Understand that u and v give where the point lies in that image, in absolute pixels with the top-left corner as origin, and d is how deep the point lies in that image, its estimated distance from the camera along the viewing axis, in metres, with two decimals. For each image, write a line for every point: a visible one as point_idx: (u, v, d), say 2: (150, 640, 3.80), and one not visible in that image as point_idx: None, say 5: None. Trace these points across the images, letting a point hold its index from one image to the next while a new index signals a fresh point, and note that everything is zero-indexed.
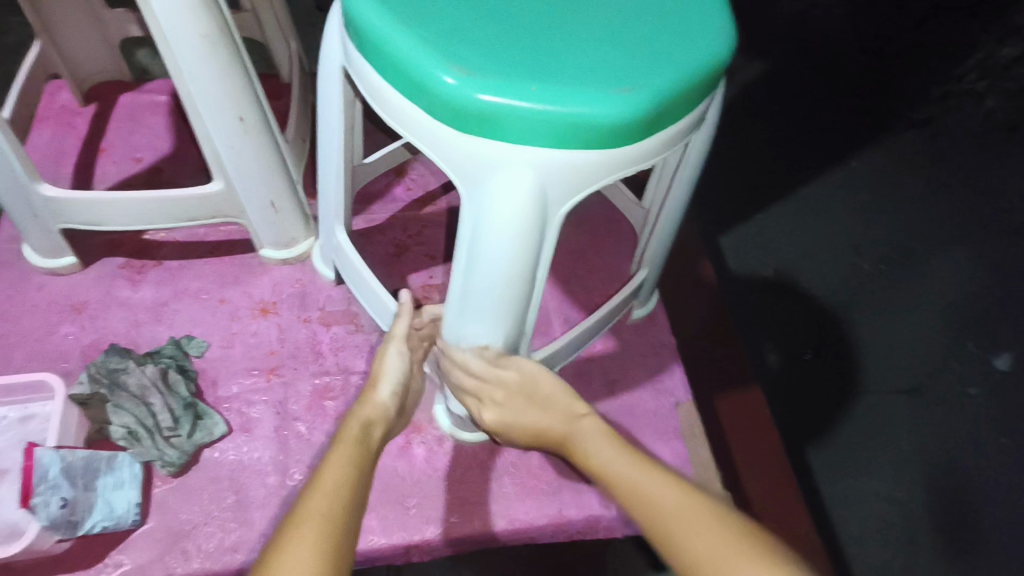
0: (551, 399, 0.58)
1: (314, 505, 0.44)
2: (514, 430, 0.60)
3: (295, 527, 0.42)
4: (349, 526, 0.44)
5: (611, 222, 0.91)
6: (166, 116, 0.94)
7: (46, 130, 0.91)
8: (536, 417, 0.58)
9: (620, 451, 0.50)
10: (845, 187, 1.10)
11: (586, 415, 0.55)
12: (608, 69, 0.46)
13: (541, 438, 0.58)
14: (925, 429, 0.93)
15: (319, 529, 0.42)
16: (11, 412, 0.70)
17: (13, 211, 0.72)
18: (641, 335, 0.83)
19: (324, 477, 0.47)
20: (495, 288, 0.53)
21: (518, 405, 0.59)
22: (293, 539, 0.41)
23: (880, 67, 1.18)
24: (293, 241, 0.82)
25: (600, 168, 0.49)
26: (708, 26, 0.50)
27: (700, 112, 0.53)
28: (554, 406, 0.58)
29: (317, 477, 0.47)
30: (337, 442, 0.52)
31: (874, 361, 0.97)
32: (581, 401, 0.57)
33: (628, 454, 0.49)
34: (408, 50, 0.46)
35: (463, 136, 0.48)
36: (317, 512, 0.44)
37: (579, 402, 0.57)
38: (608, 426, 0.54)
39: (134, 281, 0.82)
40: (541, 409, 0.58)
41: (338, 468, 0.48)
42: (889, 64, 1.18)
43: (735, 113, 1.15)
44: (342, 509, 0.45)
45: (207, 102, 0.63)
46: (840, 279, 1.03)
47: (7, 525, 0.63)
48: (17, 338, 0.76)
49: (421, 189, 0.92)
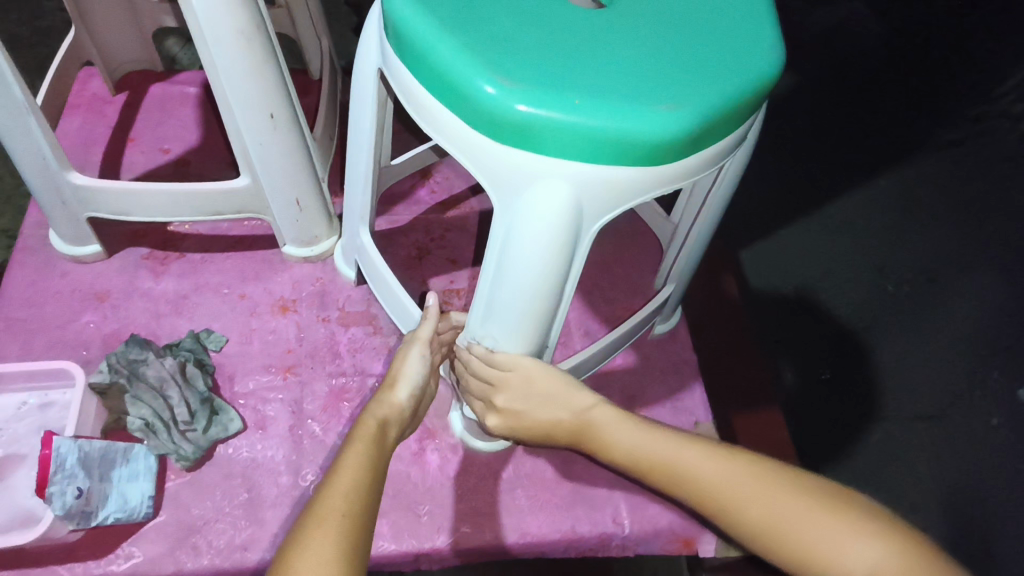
0: (552, 395, 0.58)
1: (330, 507, 0.44)
2: (523, 431, 0.61)
3: (311, 530, 0.42)
4: (364, 527, 0.44)
5: (635, 235, 0.90)
6: (196, 108, 0.94)
7: (78, 117, 0.92)
8: (543, 416, 0.59)
9: (648, 432, 0.54)
10: (872, 207, 1.08)
11: (594, 406, 0.57)
12: (653, 86, 0.46)
13: (552, 433, 0.60)
14: (947, 460, 0.90)
15: (336, 533, 0.42)
16: (32, 399, 0.70)
17: (43, 199, 0.72)
18: (661, 351, 0.82)
19: (338, 477, 0.46)
20: (522, 299, 0.52)
21: (519, 405, 0.59)
22: (310, 537, 0.41)
23: (913, 84, 1.15)
24: (315, 240, 0.82)
25: (638, 185, 0.48)
26: (755, 45, 0.50)
27: (741, 132, 0.52)
28: (559, 403, 0.58)
29: (333, 476, 0.47)
30: (351, 438, 0.52)
31: (893, 387, 0.95)
32: (584, 390, 0.58)
33: (661, 434, 0.53)
34: (449, 58, 0.46)
35: (499, 145, 0.47)
36: (334, 513, 0.43)
37: (582, 391, 0.58)
38: (618, 410, 0.56)
39: (157, 272, 0.82)
40: (545, 406, 0.58)
41: (352, 467, 0.48)
42: (923, 82, 1.15)
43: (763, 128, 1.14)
44: (357, 510, 0.44)
45: (240, 100, 0.63)
46: (862, 299, 1.02)
47: (22, 511, 0.63)
48: (39, 323, 0.77)
49: (446, 192, 0.91)
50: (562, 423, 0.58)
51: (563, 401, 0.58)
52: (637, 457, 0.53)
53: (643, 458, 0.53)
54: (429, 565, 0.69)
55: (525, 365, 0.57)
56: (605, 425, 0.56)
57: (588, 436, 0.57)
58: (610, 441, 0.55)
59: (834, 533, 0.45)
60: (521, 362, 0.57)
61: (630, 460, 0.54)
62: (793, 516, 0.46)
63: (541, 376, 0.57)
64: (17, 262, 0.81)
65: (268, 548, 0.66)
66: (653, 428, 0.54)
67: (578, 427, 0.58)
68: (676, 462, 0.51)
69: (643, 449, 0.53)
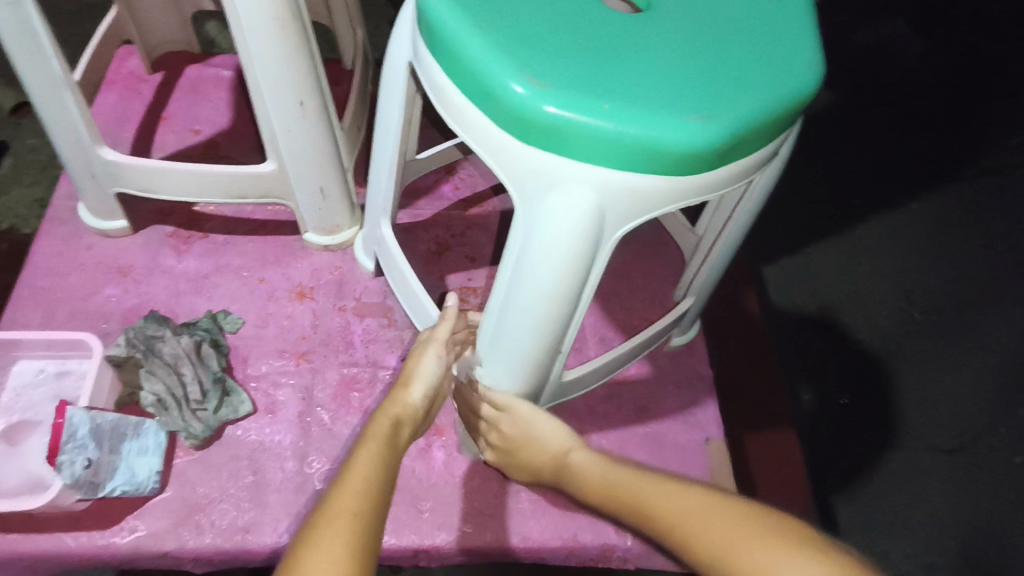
0: (540, 436, 0.61)
1: (341, 506, 0.43)
2: (513, 464, 0.65)
3: (321, 528, 0.41)
4: (373, 528, 0.43)
5: (657, 244, 0.89)
6: (228, 91, 0.95)
7: (113, 93, 0.93)
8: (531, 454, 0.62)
9: (610, 469, 0.55)
10: (901, 231, 1.05)
11: (572, 450, 0.59)
12: (687, 94, 0.45)
13: (539, 470, 0.63)
14: (966, 497, 0.87)
15: (347, 533, 0.41)
16: (49, 366, 0.71)
17: (73, 171, 0.73)
18: (677, 363, 0.81)
19: (351, 477, 0.46)
20: (537, 305, 0.52)
21: (511, 439, 0.63)
22: (321, 535, 0.41)
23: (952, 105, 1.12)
24: (336, 229, 0.82)
25: (664, 195, 0.47)
26: (795, 59, 0.48)
27: (773, 147, 0.50)
28: (544, 444, 0.61)
29: (346, 476, 0.46)
30: (365, 438, 0.51)
31: (916, 417, 0.92)
32: (567, 433, 0.60)
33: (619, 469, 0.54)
34: (481, 56, 0.45)
35: (526, 147, 0.46)
36: (345, 513, 0.43)
37: (565, 436, 0.60)
38: (593, 453, 0.58)
39: (180, 251, 0.83)
40: (532, 445, 0.62)
41: (364, 466, 0.47)
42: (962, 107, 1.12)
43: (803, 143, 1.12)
44: (367, 510, 0.44)
45: (271, 85, 0.63)
46: (887, 323, 0.99)
47: (32, 477, 0.65)
48: (62, 293, 0.78)
49: (469, 189, 0.91)
50: (545, 461, 0.62)
51: (547, 441, 0.61)
52: (602, 489, 0.55)
53: (611, 492, 0.53)
54: (427, 562, 0.68)
55: (521, 408, 0.61)
56: (578, 467, 0.58)
57: (564, 476, 0.60)
58: (580, 483, 0.57)
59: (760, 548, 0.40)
60: (518, 404, 0.61)
61: (598, 497, 0.55)
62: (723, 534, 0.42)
63: (528, 418, 0.61)
64: (46, 232, 0.82)
65: (270, 531, 0.66)
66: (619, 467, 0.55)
67: (558, 467, 0.60)
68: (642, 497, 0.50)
69: (612, 485, 0.54)
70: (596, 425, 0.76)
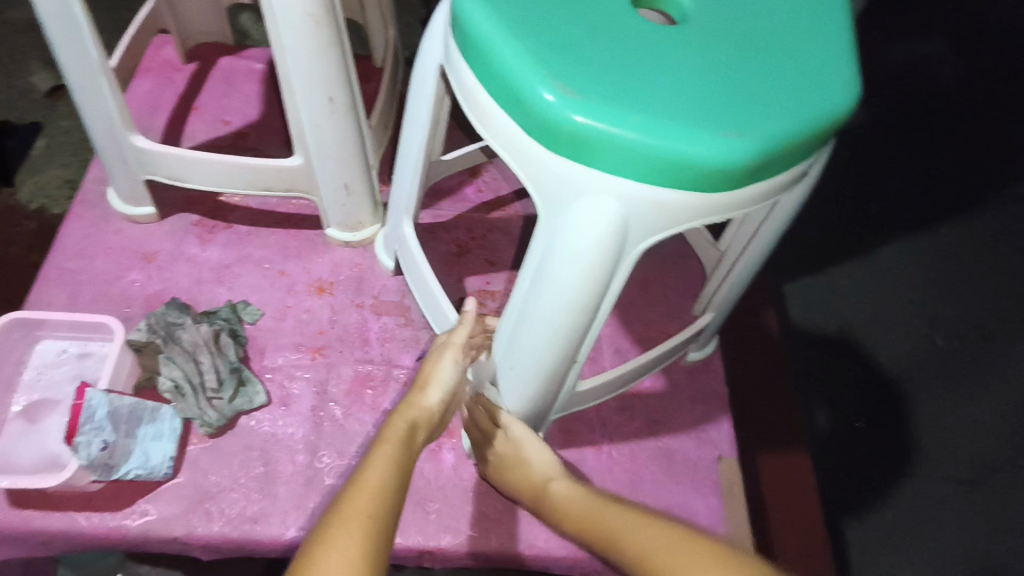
0: (528, 458, 0.61)
1: (356, 508, 0.43)
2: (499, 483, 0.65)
3: (336, 530, 0.41)
4: (387, 530, 0.43)
5: (679, 257, 0.88)
6: (259, 84, 0.96)
7: (147, 81, 0.94)
8: (517, 476, 0.62)
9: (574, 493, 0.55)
10: (928, 254, 1.04)
11: (550, 480, 0.58)
12: (719, 109, 0.44)
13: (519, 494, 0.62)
14: (978, 533, 0.86)
15: (362, 534, 0.42)
16: (71, 347, 0.72)
17: (105, 156, 0.75)
18: (692, 379, 0.80)
19: (365, 477, 0.47)
20: (556, 313, 0.51)
21: (500, 455, 0.64)
22: (335, 535, 0.41)
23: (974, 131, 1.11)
24: (359, 225, 0.82)
25: (689, 210, 0.47)
26: (830, 79, 0.48)
27: (804, 166, 0.50)
28: (529, 469, 0.61)
29: (360, 477, 0.47)
30: (382, 439, 0.52)
31: (931, 445, 0.91)
32: (552, 464, 0.59)
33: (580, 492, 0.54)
34: (512, 62, 0.45)
35: (552, 156, 0.46)
36: (360, 514, 0.43)
37: (551, 465, 0.59)
38: (567, 484, 0.56)
39: (204, 239, 0.84)
40: (519, 467, 0.61)
41: (378, 470, 0.48)
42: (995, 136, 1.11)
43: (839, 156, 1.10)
44: (381, 512, 0.44)
45: (302, 79, 0.64)
46: (908, 348, 0.98)
47: (49, 456, 0.66)
48: (87, 276, 0.79)
49: (492, 193, 0.91)
50: (524, 486, 0.61)
51: (532, 463, 0.61)
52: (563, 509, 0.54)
53: (569, 512, 0.53)
54: (432, 563, 0.68)
55: (514, 428, 0.61)
56: (550, 496, 0.56)
57: (536, 503, 0.58)
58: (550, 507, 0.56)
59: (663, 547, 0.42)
60: (512, 422, 0.62)
61: (567, 521, 0.53)
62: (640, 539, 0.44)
63: (521, 438, 0.61)
64: (75, 215, 0.84)
65: (277, 522, 0.67)
66: (593, 493, 0.53)
67: (534, 494, 0.59)
68: (617, 528, 0.47)
69: (585, 512, 0.51)
70: (607, 436, 0.75)
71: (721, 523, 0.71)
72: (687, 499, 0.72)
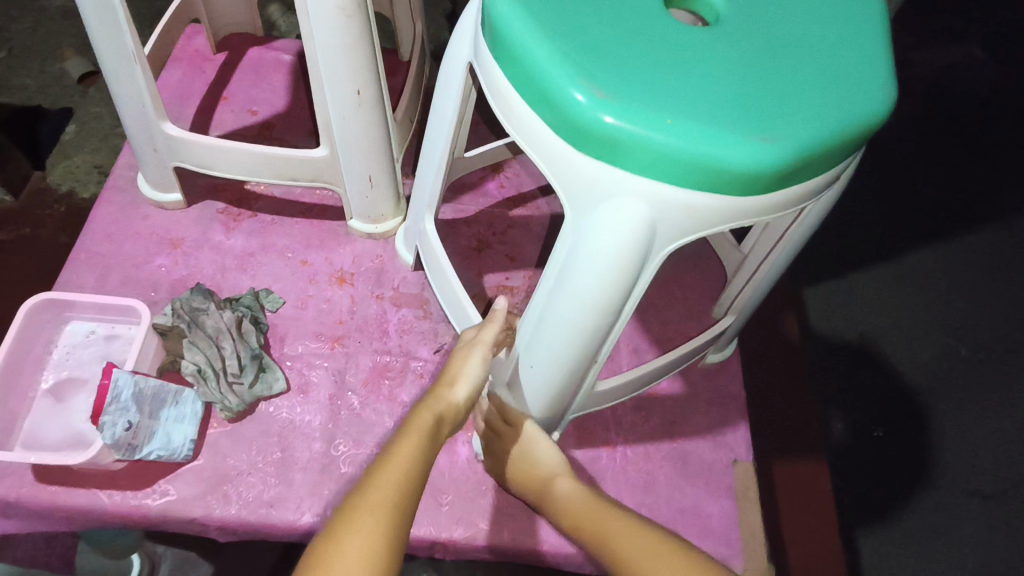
0: (535, 454, 0.64)
1: (381, 494, 0.44)
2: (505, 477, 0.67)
3: (361, 511, 0.43)
4: (408, 514, 0.45)
5: (701, 259, 0.87)
6: (287, 75, 0.98)
7: (179, 70, 0.96)
8: (524, 469, 0.64)
9: (570, 483, 0.59)
10: (956, 264, 1.03)
11: (558, 473, 0.61)
12: (751, 113, 0.44)
13: (523, 487, 0.64)
14: (997, 547, 0.85)
15: (385, 518, 0.43)
16: (98, 329, 0.74)
17: (137, 143, 0.76)
18: (709, 382, 0.79)
19: (390, 465, 0.48)
20: (579, 313, 0.51)
21: (512, 458, 0.65)
22: (356, 519, 0.42)
23: (1005, 142, 1.11)
24: (380, 218, 0.83)
25: (717, 214, 0.47)
26: (865, 84, 0.47)
27: (836, 171, 0.49)
28: (536, 463, 0.63)
29: (385, 464, 0.48)
30: (408, 427, 0.53)
31: (951, 458, 0.90)
32: (560, 459, 0.63)
33: (574, 484, 0.59)
34: (545, 62, 0.45)
35: (581, 156, 0.46)
36: (385, 502, 0.44)
37: (558, 458, 0.63)
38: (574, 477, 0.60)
39: (228, 227, 0.85)
40: (527, 461, 0.64)
41: (404, 459, 0.49)
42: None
43: (870, 161, 1.09)
44: (402, 499, 0.45)
45: (331, 73, 0.64)
46: (930, 357, 0.97)
47: (75, 434, 0.68)
48: (116, 260, 0.81)
49: (514, 188, 0.91)
50: (532, 479, 0.63)
51: (540, 461, 0.63)
52: (559, 499, 0.59)
53: (564, 501, 0.58)
54: (443, 554, 0.69)
55: (526, 424, 0.64)
56: (558, 488, 0.60)
57: (543, 495, 0.61)
58: (561, 501, 0.58)
59: (637, 541, 0.48)
60: (535, 430, 0.64)
61: (573, 522, 0.55)
62: (620, 533, 0.50)
63: (532, 436, 0.64)
64: (104, 200, 0.85)
65: (294, 506, 0.68)
66: (582, 487, 0.59)
67: (540, 486, 0.62)
68: (593, 518, 0.53)
69: (579, 504, 0.56)
70: (622, 436, 0.75)
71: (735, 527, 0.71)
72: (701, 502, 0.72)
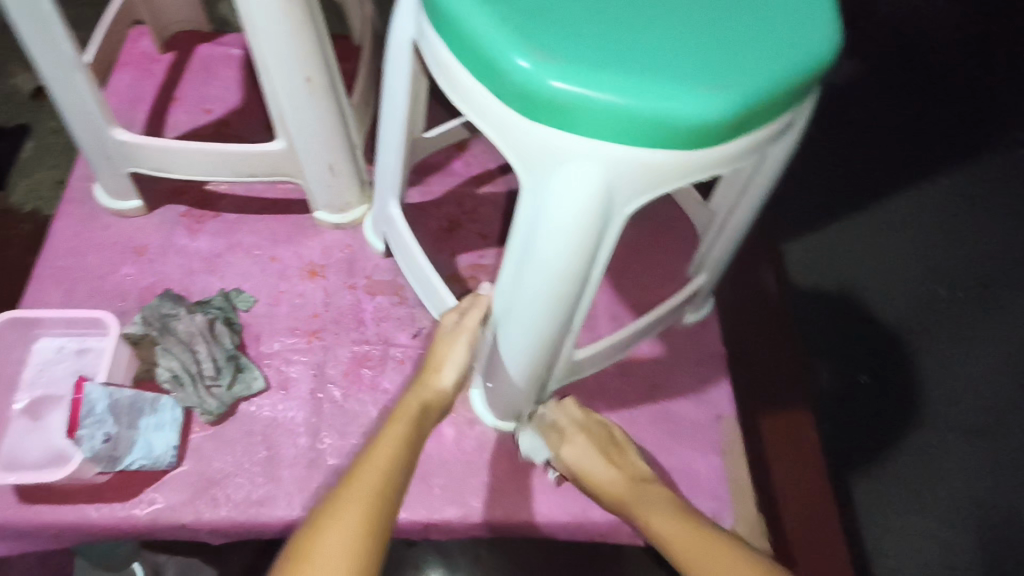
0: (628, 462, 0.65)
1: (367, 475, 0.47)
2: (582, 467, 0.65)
3: (344, 499, 0.45)
4: (392, 501, 0.47)
5: (672, 221, 0.87)
6: (239, 71, 0.95)
7: (127, 75, 0.93)
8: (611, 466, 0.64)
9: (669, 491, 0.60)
10: (926, 207, 1.03)
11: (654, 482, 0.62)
12: (696, 65, 0.43)
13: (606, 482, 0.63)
14: (986, 482, 0.87)
15: (365, 503, 0.45)
16: (69, 343, 0.73)
17: (88, 151, 0.74)
18: (690, 341, 0.80)
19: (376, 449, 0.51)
20: (547, 283, 0.51)
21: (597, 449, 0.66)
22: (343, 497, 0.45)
23: (970, 78, 1.10)
24: (346, 207, 0.82)
25: (674, 170, 0.46)
26: (810, 26, 0.47)
27: (788, 118, 0.49)
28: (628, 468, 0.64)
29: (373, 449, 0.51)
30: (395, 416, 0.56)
31: (936, 395, 0.91)
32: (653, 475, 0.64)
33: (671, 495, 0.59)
34: (484, 30, 0.44)
35: (533, 125, 0.46)
36: (369, 482, 0.47)
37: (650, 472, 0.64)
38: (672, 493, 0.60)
39: (193, 230, 0.83)
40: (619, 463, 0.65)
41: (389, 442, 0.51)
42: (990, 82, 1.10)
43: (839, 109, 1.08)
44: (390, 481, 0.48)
45: (277, 62, 0.63)
46: (910, 301, 0.97)
47: (53, 451, 0.67)
48: (81, 273, 0.79)
49: (479, 166, 0.90)
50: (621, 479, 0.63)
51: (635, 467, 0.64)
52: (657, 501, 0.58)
53: (665, 502, 0.58)
54: (438, 535, 0.69)
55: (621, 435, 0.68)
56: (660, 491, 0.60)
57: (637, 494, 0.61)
58: (662, 499, 0.58)
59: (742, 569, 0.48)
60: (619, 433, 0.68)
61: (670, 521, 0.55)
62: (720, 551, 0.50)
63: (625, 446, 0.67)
64: (63, 213, 0.83)
65: (284, 502, 0.67)
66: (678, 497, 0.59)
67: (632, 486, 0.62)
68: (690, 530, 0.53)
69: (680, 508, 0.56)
70: (606, 403, 0.75)
71: (724, 482, 0.72)
72: (688, 460, 0.72)
